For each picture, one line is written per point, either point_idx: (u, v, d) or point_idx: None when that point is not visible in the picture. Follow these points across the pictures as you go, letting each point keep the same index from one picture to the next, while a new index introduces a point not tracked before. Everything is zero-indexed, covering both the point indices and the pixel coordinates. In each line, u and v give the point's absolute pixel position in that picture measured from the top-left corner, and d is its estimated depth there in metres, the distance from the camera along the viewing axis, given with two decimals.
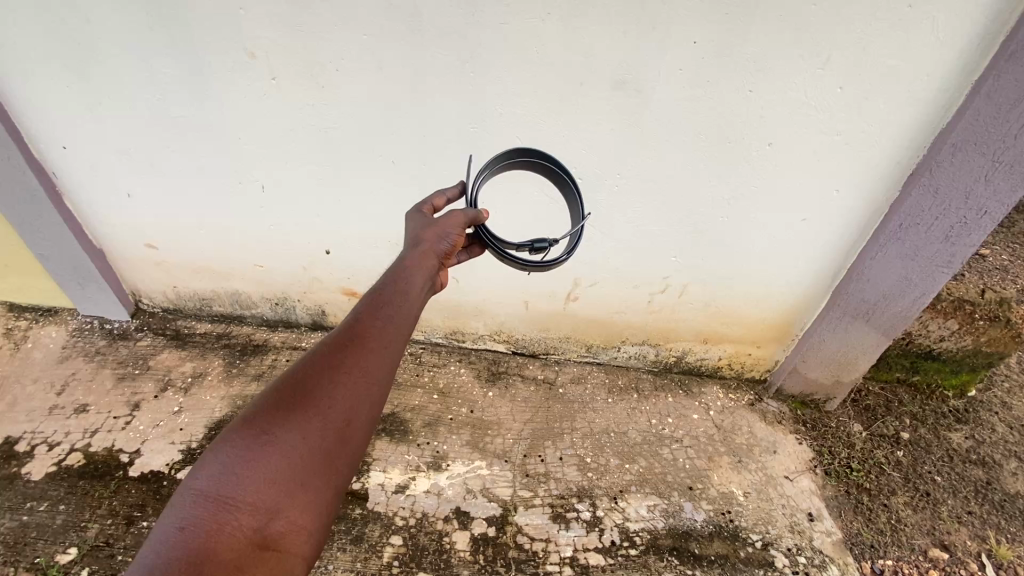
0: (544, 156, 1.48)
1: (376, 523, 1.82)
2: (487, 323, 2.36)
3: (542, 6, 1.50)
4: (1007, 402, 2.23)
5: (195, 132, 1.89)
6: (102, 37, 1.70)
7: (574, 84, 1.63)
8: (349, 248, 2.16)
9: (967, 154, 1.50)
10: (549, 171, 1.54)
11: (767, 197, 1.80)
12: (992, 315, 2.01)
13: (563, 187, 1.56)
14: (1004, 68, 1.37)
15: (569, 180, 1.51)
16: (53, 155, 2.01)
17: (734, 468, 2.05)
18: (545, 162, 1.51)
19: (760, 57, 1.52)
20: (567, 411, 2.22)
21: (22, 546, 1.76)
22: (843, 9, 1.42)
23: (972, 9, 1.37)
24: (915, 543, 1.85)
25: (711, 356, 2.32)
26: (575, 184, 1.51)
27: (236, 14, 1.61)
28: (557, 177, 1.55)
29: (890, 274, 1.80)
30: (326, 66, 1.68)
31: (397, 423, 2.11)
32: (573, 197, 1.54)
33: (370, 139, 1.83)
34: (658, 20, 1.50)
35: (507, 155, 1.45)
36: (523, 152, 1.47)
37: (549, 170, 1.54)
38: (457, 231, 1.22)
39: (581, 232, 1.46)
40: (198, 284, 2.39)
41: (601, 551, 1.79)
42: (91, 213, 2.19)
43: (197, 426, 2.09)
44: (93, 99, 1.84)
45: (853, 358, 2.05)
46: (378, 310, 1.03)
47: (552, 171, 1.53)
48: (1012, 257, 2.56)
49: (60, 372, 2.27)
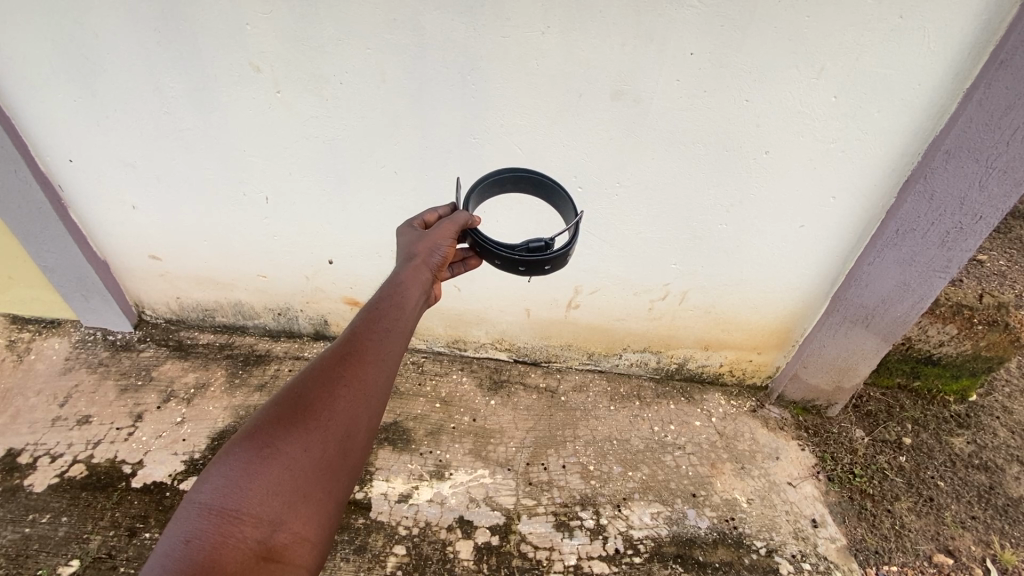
0: (524, 172, 1.50)
1: (379, 533, 1.82)
2: (488, 332, 2.37)
3: (542, 20, 1.53)
4: (1008, 407, 2.24)
5: (201, 145, 1.92)
6: (109, 52, 1.73)
7: (574, 95, 1.66)
8: (351, 258, 2.17)
9: (961, 161, 1.53)
10: (537, 187, 1.54)
11: (765, 205, 1.83)
12: (991, 320, 2.02)
13: (555, 198, 1.54)
14: (994, 77, 1.40)
15: (557, 188, 1.50)
16: (59, 168, 2.04)
17: (737, 474, 2.05)
18: (528, 176, 1.51)
19: (755, 68, 1.55)
20: (569, 419, 2.22)
21: (24, 559, 1.76)
22: (836, 19, 1.45)
23: (961, 20, 1.40)
24: (919, 548, 1.84)
25: (712, 362, 2.33)
26: (565, 189, 1.49)
27: (242, 28, 1.64)
28: (544, 194, 1.55)
29: (887, 279, 1.81)
30: (330, 80, 1.71)
31: (399, 432, 2.12)
32: (564, 203, 1.51)
33: (372, 149, 1.85)
34: (655, 32, 1.53)
35: (493, 177, 1.48)
36: (505, 172, 1.49)
37: (537, 185, 1.54)
38: (448, 243, 1.22)
39: (577, 226, 1.39)
40: (201, 294, 2.40)
41: (605, 559, 1.79)
42: (96, 225, 2.21)
43: (199, 436, 2.08)
44: (100, 112, 1.87)
45: (854, 363, 2.06)
46: (376, 323, 1.04)
47: (541, 184, 1.52)
48: (1009, 263, 2.59)
49: (63, 383, 2.27)
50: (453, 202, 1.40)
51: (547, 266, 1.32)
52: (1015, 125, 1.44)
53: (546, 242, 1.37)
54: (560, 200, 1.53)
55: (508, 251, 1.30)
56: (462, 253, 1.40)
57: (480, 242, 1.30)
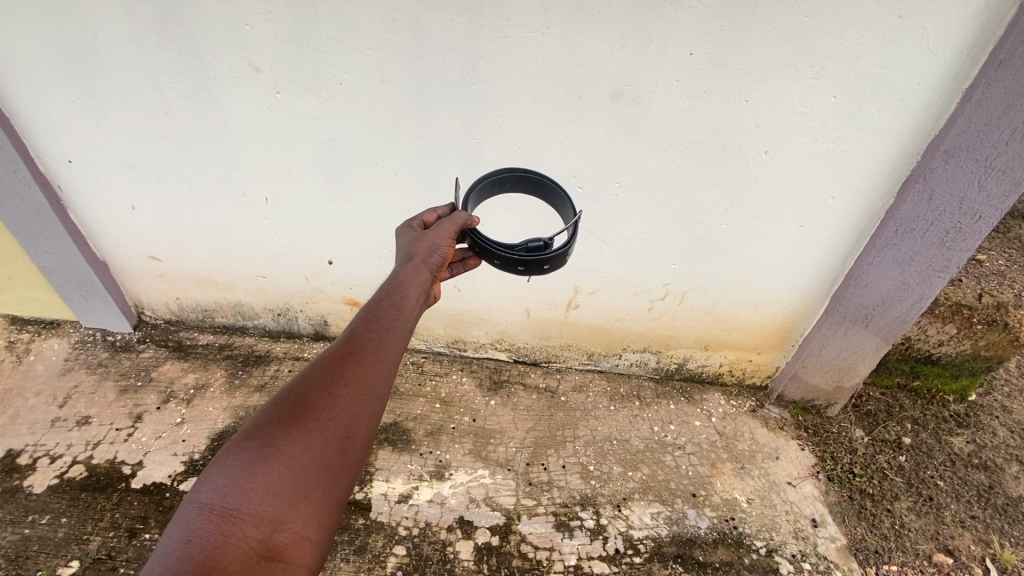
0: (524, 171, 1.50)
1: (379, 534, 1.82)
2: (488, 332, 2.37)
3: (542, 20, 1.53)
4: (1007, 407, 2.24)
5: (200, 145, 1.91)
6: (108, 53, 1.73)
7: (574, 95, 1.66)
8: (351, 258, 2.17)
9: (960, 160, 1.53)
10: (537, 187, 1.55)
11: (765, 205, 1.83)
12: (991, 319, 2.03)
13: (555, 197, 1.54)
14: (994, 77, 1.40)
15: (557, 188, 1.50)
16: (58, 168, 2.03)
17: (737, 474, 2.05)
18: (527, 176, 1.51)
19: (755, 68, 1.55)
20: (569, 419, 2.22)
21: (23, 560, 1.76)
22: (836, 19, 1.45)
23: (960, 20, 1.41)
24: (919, 548, 1.85)
25: (712, 362, 2.33)
26: (564, 190, 1.49)
27: (241, 29, 1.64)
28: (542, 193, 1.56)
29: (887, 279, 1.82)
30: (329, 80, 1.71)
31: (399, 432, 2.12)
32: (563, 203, 1.52)
33: (372, 150, 1.85)
34: (655, 32, 1.53)
35: (492, 177, 1.48)
36: (505, 171, 1.49)
37: (536, 185, 1.54)
38: (447, 243, 1.22)
39: (576, 225, 1.39)
40: (200, 295, 2.40)
41: (606, 559, 1.79)
42: (95, 226, 2.21)
43: (199, 437, 2.08)
44: (99, 112, 1.87)
45: (853, 363, 2.06)
46: (376, 324, 1.04)
47: (540, 184, 1.52)
48: (1008, 263, 2.60)
49: (62, 384, 2.27)
50: (453, 202, 1.40)
51: (546, 266, 1.32)
52: (1014, 125, 1.44)
53: (545, 242, 1.37)
54: (558, 200, 1.54)
55: (508, 251, 1.30)
56: (461, 253, 1.40)
57: (479, 242, 1.30)
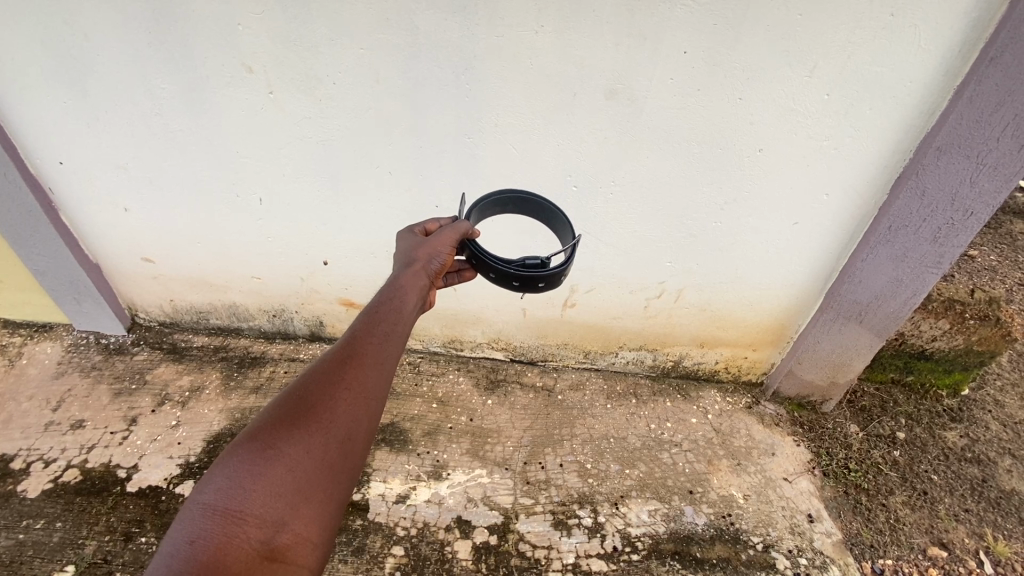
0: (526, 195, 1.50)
1: (377, 534, 1.82)
2: (485, 332, 2.37)
3: (535, 18, 1.53)
4: (1000, 401, 2.27)
5: (193, 146, 1.90)
6: (99, 53, 1.71)
7: (568, 94, 1.66)
8: (346, 259, 2.17)
9: (952, 157, 1.54)
10: (536, 210, 1.55)
11: (760, 203, 1.84)
12: (982, 315, 2.05)
13: (553, 222, 1.55)
14: (985, 74, 1.41)
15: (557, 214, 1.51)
16: (49, 171, 2.02)
17: (734, 470, 2.06)
18: (527, 198, 1.51)
19: (748, 66, 1.56)
20: (566, 418, 2.22)
21: (18, 565, 1.74)
22: (828, 17, 1.46)
23: (950, 19, 1.42)
24: (914, 542, 1.86)
25: (708, 359, 2.34)
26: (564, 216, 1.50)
27: (233, 29, 1.63)
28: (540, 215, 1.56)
29: (881, 276, 1.83)
30: (323, 80, 1.71)
31: (396, 433, 2.11)
32: (561, 227, 1.53)
33: (366, 150, 1.84)
34: (649, 31, 1.53)
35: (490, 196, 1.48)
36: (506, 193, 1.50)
37: (537, 208, 1.54)
38: (447, 250, 1.23)
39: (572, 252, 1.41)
40: (195, 297, 2.39)
41: (604, 557, 1.79)
42: (87, 228, 2.19)
43: (195, 440, 2.07)
44: (91, 114, 1.85)
45: (848, 359, 2.08)
46: (375, 327, 1.04)
47: (540, 208, 1.53)
48: (999, 258, 2.63)
49: (55, 388, 2.25)
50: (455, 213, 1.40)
51: (541, 285, 1.33)
52: (1005, 122, 1.46)
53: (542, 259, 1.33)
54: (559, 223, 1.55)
55: (504, 265, 1.30)
56: (457, 264, 1.40)
57: (477, 255, 1.30)
